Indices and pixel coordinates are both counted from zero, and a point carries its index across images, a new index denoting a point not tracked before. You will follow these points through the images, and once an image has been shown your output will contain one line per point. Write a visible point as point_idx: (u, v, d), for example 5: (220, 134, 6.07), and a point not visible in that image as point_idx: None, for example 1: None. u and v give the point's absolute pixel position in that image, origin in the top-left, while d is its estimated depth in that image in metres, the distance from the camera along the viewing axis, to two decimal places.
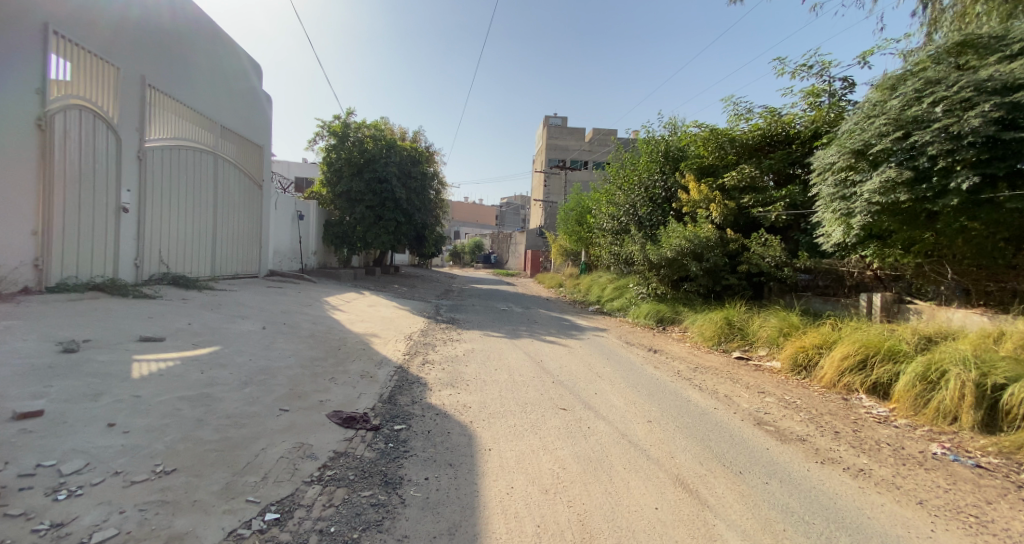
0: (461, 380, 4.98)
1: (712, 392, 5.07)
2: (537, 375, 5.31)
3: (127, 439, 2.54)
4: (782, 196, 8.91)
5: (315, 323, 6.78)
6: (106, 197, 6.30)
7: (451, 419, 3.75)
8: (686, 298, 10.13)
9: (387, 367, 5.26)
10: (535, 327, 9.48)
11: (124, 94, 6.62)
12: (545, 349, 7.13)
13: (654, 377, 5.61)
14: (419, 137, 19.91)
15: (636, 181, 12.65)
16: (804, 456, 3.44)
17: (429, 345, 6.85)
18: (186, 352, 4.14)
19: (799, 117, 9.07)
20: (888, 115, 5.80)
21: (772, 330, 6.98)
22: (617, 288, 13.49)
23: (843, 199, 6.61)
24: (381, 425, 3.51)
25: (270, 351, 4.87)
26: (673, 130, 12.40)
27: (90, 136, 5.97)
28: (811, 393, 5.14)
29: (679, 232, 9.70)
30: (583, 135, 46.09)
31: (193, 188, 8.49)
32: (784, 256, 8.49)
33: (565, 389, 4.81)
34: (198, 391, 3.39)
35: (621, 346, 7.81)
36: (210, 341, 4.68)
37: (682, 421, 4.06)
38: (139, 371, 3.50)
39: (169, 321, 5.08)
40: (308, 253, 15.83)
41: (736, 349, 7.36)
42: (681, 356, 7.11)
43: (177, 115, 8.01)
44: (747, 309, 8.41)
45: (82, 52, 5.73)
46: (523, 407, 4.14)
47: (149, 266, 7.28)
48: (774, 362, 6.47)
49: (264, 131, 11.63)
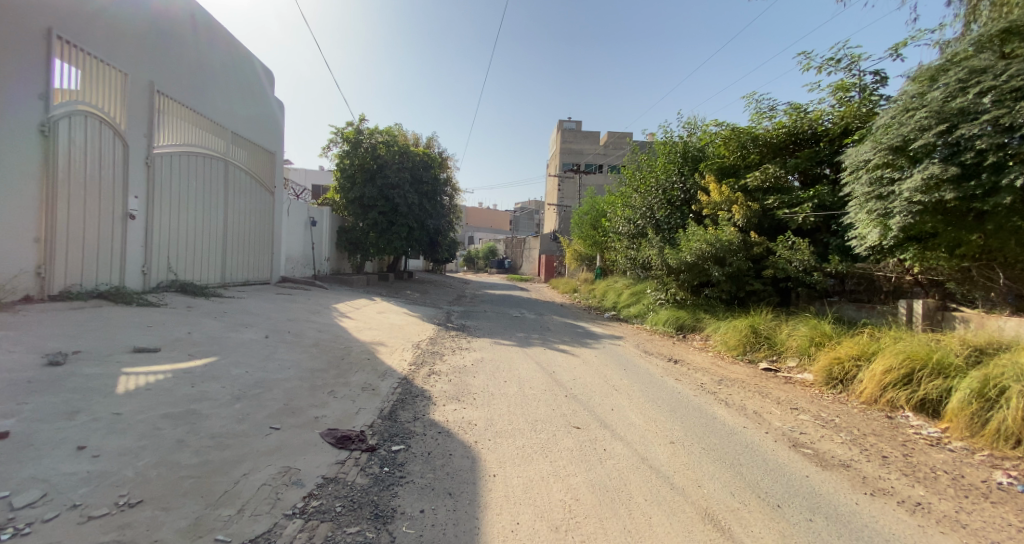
0: (468, 393, 4.69)
1: (739, 408, 4.67)
2: (549, 389, 4.98)
3: (94, 465, 2.33)
4: (809, 196, 8.41)
5: (320, 331, 6.59)
6: (112, 204, 6.27)
7: (454, 439, 3.45)
8: (707, 305, 9.71)
9: (391, 378, 5.00)
10: (548, 335, 9.13)
11: (132, 99, 6.60)
12: (559, 358, 6.79)
13: (675, 391, 5.22)
14: (432, 143, 19.88)
15: (653, 183, 12.24)
16: (850, 486, 3.01)
17: (437, 354, 6.59)
18: (179, 365, 3.97)
19: (826, 113, 8.54)
20: (929, 108, 5.32)
21: (802, 339, 6.52)
22: (634, 294, 13.07)
23: (879, 199, 6.11)
24: (378, 445, 3.24)
25: (269, 362, 4.67)
26: (692, 130, 11.99)
27: (96, 142, 5.93)
28: (851, 411, 4.67)
29: (699, 235, 9.31)
30: (597, 139, 45.71)
31: (203, 194, 8.46)
32: (813, 259, 7.97)
33: (579, 404, 4.48)
34: (184, 408, 3.18)
35: (639, 355, 7.42)
36: (207, 352, 4.50)
37: (709, 442, 3.67)
38: (125, 385, 3.33)
39: (168, 330, 4.95)
40: (322, 259, 15.85)
41: (763, 360, 6.89)
42: (703, 367, 6.70)
43: (187, 122, 8.00)
44: (774, 316, 7.93)
45: (89, 58, 5.72)
46: (533, 425, 3.81)
47: (156, 274, 7.22)
48: (805, 374, 6.01)
49: (276, 139, 11.64)
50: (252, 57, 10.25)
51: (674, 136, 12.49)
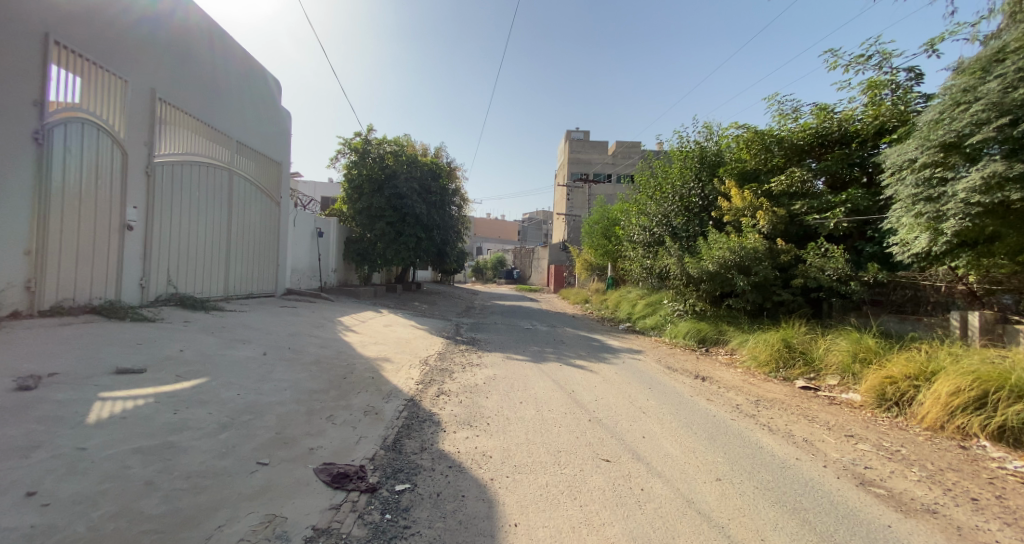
0: (480, 417, 4.24)
1: (786, 434, 4.15)
2: (570, 412, 4.50)
3: (40, 517, 1.88)
4: (842, 201, 7.90)
5: (322, 347, 6.21)
6: (109, 214, 6.00)
7: (467, 476, 2.99)
8: (730, 316, 9.24)
9: (395, 400, 4.57)
10: (562, 348, 8.66)
11: (132, 107, 6.37)
12: (576, 375, 6.31)
13: (709, 414, 4.70)
14: (441, 153, 19.74)
15: (669, 190, 11.80)
16: (946, 540, 2.48)
17: (446, 371, 6.16)
18: (163, 388, 3.58)
19: (857, 112, 8.08)
20: (986, 100, 4.84)
21: (844, 355, 5.98)
22: (649, 304, 12.58)
23: (929, 201, 5.61)
24: (379, 484, 2.80)
25: (264, 383, 4.27)
26: (709, 135, 11.61)
27: (93, 152, 5.68)
28: (915, 439, 4.13)
29: (721, 243, 8.84)
30: (606, 148, 45.53)
31: (205, 204, 8.20)
32: (848, 268, 7.43)
33: (604, 430, 4.01)
34: (160, 441, 2.77)
35: (662, 372, 6.89)
36: (197, 373, 4.11)
37: (762, 480, 3.17)
38: (97, 414, 2.93)
39: (159, 348, 4.58)
40: (328, 270, 15.57)
41: (799, 377, 6.33)
42: (734, 384, 6.19)
43: (190, 130, 7.79)
44: (808, 329, 7.38)
45: (88, 64, 5.51)
46: (556, 457, 3.35)
47: (155, 287, 6.93)
48: (851, 394, 5.47)
49: (282, 147, 11.44)
50: (259, 67, 10.14)
51: (690, 142, 12.11)
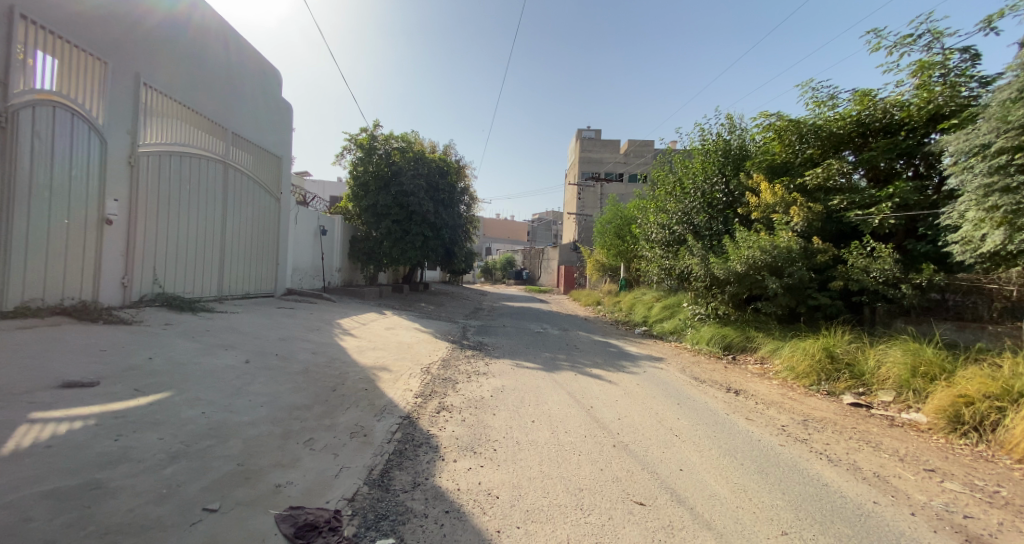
0: (486, 441, 3.62)
1: (852, 468, 3.48)
2: (591, 435, 3.86)
3: None
4: (888, 195, 7.13)
5: (315, 354, 5.66)
6: (87, 206, 5.50)
7: (468, 527, 2.37)
8: (760, 321, 8.54)
9: (389, 419, 3.97)
10: (576, 355, 8.01)
11: (114, 90, 5.88)
12: (594, 387, 5.67)
13: (753, 438, 4.04)
14: (449, 150, 19.25)
15: (690, 185, 11.07)
16: None
17: (449, 381, 5.56)
18: (114, 406, 3.03)
19: (905, 97, 7.28)
20: None
21: (902, 369, 5.29)
22: (667, 308, 11.91)
23: (1004, 192, 4.86)
24: (356, 540, 2.20)
25: (237, 398, 3.70)
26: (734, 127, 10.88)
27: (70, 138, 5.18)
28: (1011, 475, 3.37)
29: (750, 242, 8.13)
30: (617, 147, 44.74)
31: (197, 197, 7.72)
32: (898, 270, 6.66)
33: (633, 460, 3.37)
34: (83, 481, 2.18)
35: (689, 383, 6.22)
36: (160, 386, 3.55)
37: (842, 533, 2.49)
38: (17, 442, 2.38)
39: (125, 355, 4.05)
40: (332, 270, 15.11)
41: (847, 392, 5.62)
42: (772, 399, 5.52)
43: (179, 119, 7.30)
44: (854, 337, 6.63)
45: (61, 42, 5.01)
46: (578, 500, 2.72)
47: (139, 286, 6.46)
48: (916, 415, 4.76)
49: (280, 141, 10.96)
50: (257, 56, 9.70)
51: (712, 134, 11.41)
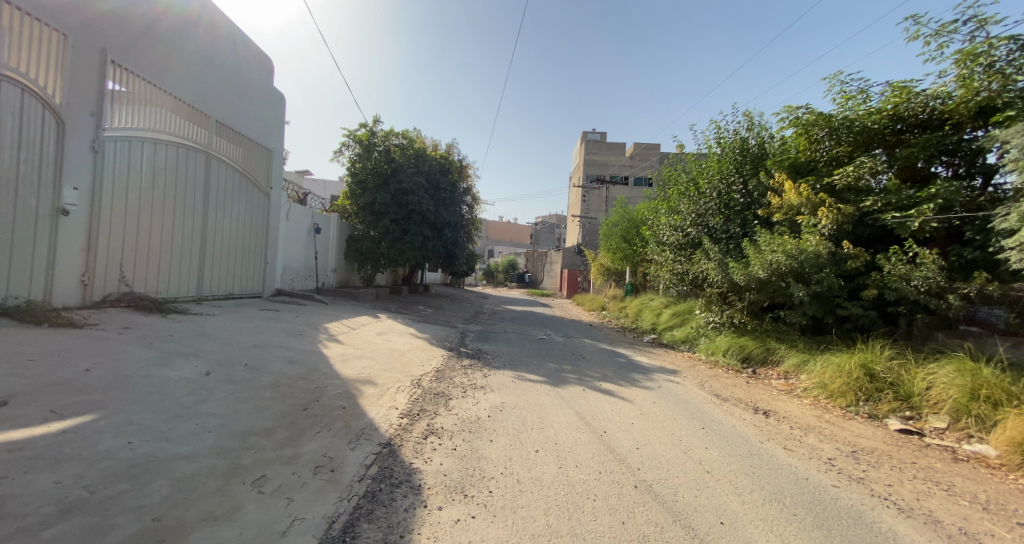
0: (480, 479, 2.97)
1: (933, 522, 2.78)
2: (607, 472, 3.21)
3: None
4: (929, 196, 6.43)
5: (290, 364, 5.02)
6: (37, 196, 4.90)
7: None
8: (781, 331, 7.92)
9: (365, 447, 3.33)
10: (583, 366, 7.35)
11: (74, 66, 5.28)
12: (605, 406, 5.01)
13: (800, 476, 3.37)
14: (452, 149, 18.69)
15: (705, 185, 10.44)
16: None
17: (442, 397, 4.92)
18: (11, 436, 2.41)
19: (948, 89, 6.55)
20: None
21: (958, 392, 4.62)
22: (678, 315, 11.27)
23: None
24: None
25: (182, 422, 3.08)
26: (752, 124, 10.22)
27: (18, 118, 4.58)
28: None
29: (773, 245, 7.48)
30: (623, 150, 44.17)
31: (173, 189, 7.11)
32: (942, 278, 5.95)
33: (660, 509, 2.71)
34: None
35: (710, 401, 5.57)
36: (86, 407, 2.94)
37: None
38: None
39: (57, 366, 3.44)
40: (327, 270, 14.52)
41: (891, 416, 4.97)
42: (808, 423, 4.85)
43: (155, 102, 6.70)
44: (894, 353, 5.96)
45: (18, 14, 4.51)
46: None
47: (101, 283, 5.87)
48: (982, 447, 4.06)
49: (274, 134, 10.39)
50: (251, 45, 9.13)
51: (728, 132, 10.76)
